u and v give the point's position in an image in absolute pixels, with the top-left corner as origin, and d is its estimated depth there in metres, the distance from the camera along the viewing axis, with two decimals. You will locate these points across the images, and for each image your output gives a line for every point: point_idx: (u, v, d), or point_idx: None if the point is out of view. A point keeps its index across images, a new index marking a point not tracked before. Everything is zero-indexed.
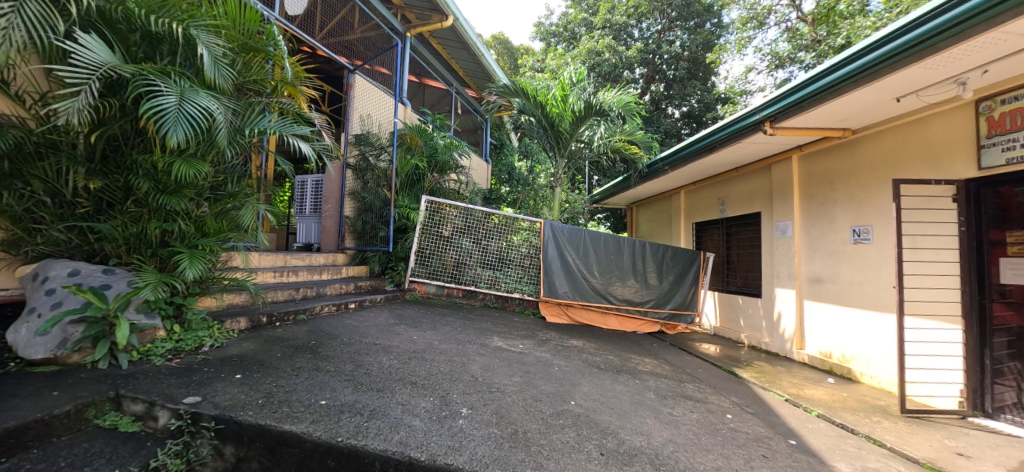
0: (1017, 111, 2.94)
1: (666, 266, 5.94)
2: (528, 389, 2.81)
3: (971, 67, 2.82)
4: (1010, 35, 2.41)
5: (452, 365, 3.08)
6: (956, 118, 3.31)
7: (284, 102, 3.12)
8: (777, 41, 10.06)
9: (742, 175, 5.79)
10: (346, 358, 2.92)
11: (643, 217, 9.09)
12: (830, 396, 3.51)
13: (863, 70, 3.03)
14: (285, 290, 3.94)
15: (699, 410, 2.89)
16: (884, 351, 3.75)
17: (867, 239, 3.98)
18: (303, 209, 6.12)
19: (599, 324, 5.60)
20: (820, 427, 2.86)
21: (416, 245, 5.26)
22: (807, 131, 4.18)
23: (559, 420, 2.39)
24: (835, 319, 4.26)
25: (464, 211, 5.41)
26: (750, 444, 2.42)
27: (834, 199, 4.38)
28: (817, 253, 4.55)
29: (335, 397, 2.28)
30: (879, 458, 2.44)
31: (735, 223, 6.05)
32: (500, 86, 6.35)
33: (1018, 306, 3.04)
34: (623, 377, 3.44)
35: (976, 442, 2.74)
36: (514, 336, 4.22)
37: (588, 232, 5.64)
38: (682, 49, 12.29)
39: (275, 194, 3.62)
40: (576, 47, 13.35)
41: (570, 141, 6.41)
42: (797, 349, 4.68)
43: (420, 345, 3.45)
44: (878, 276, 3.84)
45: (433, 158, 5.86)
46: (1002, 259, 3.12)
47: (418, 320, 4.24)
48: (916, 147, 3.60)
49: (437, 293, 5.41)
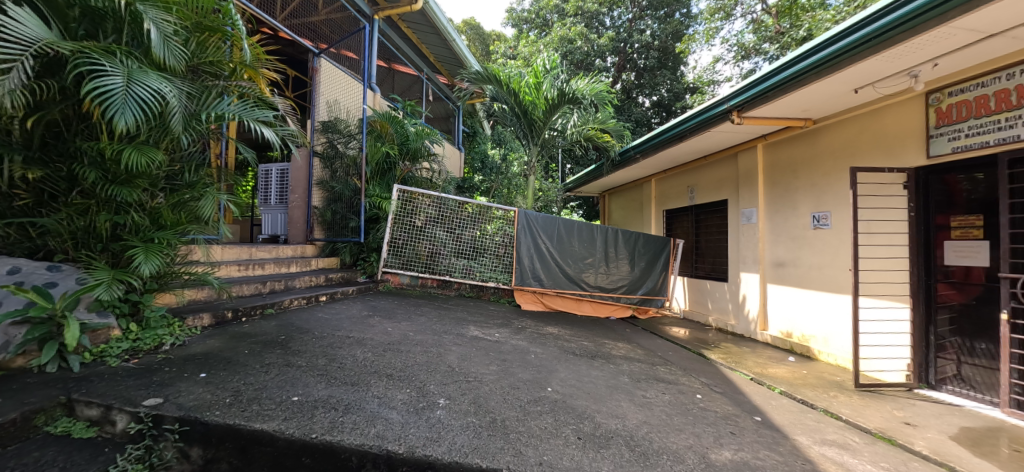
0: (963, 103, 3.10)
1: (638, 253, 6.03)
2: (506, 377, 2.82)
3: (923, 60, 2.96)
4: (959, 30, 2.53)
5: (429, 356, 3.04)
6: (907, 110, 3.48)
7: (244, 86, 2.95)
8: (743, 32, 10.33)
9: (711, 163, 5.93)
10: (319, 352, 2.84)
11: (615, 205, 9.25)
12: (791, 373, 3.70)
13: (825, 62, 3.14)
14: (251, 283, 3.80)
15: (671, 392, 2.98)
16: (840, 329, 3.97)
17: (826, 224, 4.16)
18: (268, 199, 5.90)
19: (573, 310, 5.68)
20: (783, 403, 3.00)
21: (389, 236, 5.13)
22: (771, 121, 4.32)
23: (537, 407, 2.40)
24: (796, 300, 4.46)
25: (438, 201, 5.32)
26: (719, 422, 2.52)
27: (796, 186, 4.55)
28: (780, 238, 4.73)
29: (308, 392, 2.21)
30: (836, 430, 2.59)
31: (703, 211, 6.22)
32: (472, 72, 6.19)
33: (960, 285, 3.27)
34: (598, 362, 3.50)
35: (922, 411, 2.94)
36: (490, 325, 4.21)
37: (561, 220, 5.70)
38: (653, 38, 12.41)
39: (238, 184, 3.43)
40: (548, 34, 13.25)
41: (542, 129, 6.34)
42: (760, 330, 4.91)
43: (396, 337, 3.39)
44: (836, 260, 4.04)
45: (405, 145, 5.67)
46: (946, 243, 3.34)
47: (392, 311, 4.17)
48: (871, 137, 3.77)
49: (411, 283, 5.31)
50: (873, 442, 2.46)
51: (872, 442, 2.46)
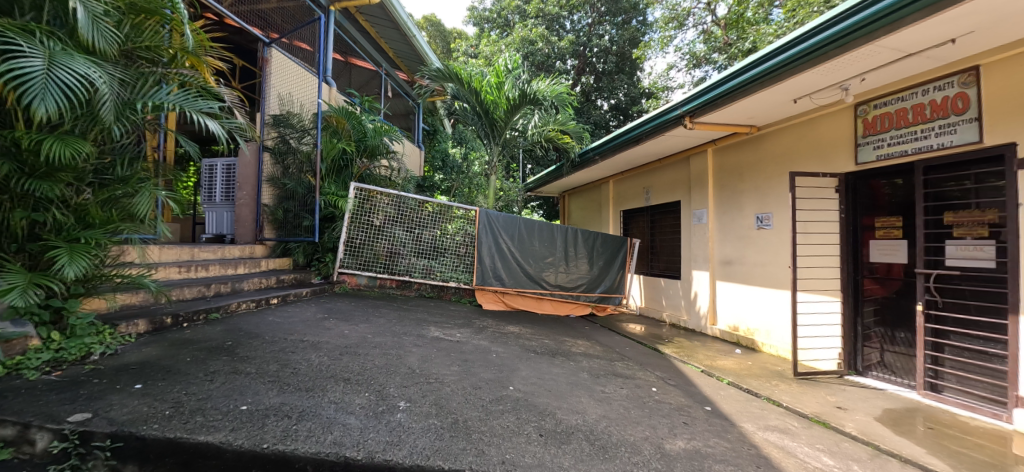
0: (886, 115, 3.40)
1: (597, 251, 6.17)
2: (468, 377, 2.81)
3: (853, 75, 3.23)
4: (884, 49, 2.77)
5: (388, 358, 2.97)
6: (838, 120, 3.78)
7: (186, 74, 2.75)
8: (694, 41, 10.85)
9: (665, 165, 6.19)
10: (270, 358, 2.70)
11: (575, 205, 9.44)
12: (738, 365, 3.92)
13: (768, 73, 3.36)
14: (193, 286, 3.56)
15: (629, 386, 3.08)
16: (779, 322, 4.26)
17: (768, 224, 4.44)
18: (212, 197, 5.53)
19: (534, 309, 5.75)
20: (731, 393, 3.18)
21: (346, 235, 4.96)
22: (720, 127, 4.57)
23: (498, 406, 2.41)
24: (742, 296, 4.74)
25: (398, 200, 5.19)
26: (673, 413, 2.64)
27: (742, 189, 4.83)
28: (728, 238, 5.01)
29: (259, 401, 2.10)
30: (778, 416, 2.78)
31: (658, 212, 6.48)
32: (432, 69, 6.11)
33: (883, 280, 3.60)
34: (559, 360, 3.56)
35: (852, 396, 3.22)
36: (452, 325, 4.18)
37: (522, 220, 5.74)
38: (611, 43, 12.77)
39: (179, 180, 3.19)
40: (509, 35, 13.31)
41: (504, 129, 6.36)
42: (710, 324, 5.18)
43: (353, 339, 3.29)
44: (776, 258, 4.32)
45: (362, 142, 5.49)
46: (871, 241, 3.69)
47: (350, 313, 4.04)
48: (808, 144, 4.07)
49: (369, 284, 5.17)
50: (810, 426, 2.66)
51: (809, 426, 2.66)
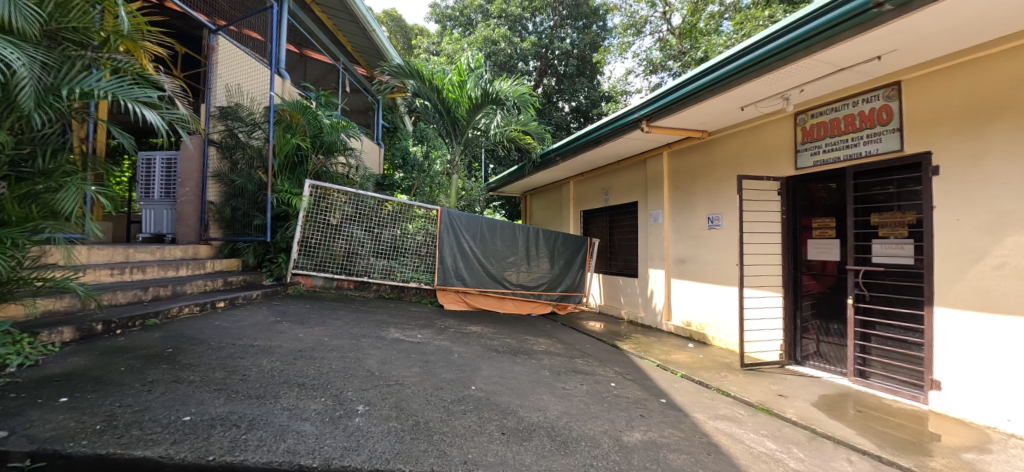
0: (822, 124, 3.68)
1: (558, 251, 6.25)
2: (429, 378, 2.78)
3: (793, 86, 3.47)
4: (819, 63, 3.00)
5: (346, 361, 2.88)
6: (780, 127, 4.06)
7: (120, 59, 2.52)
8: (651, 48, 11.27)
9: (623, 167, 6.39)
10: (216, 365, 2.54)
11: (537, 205, 9.55)
12: (690, 358, 4.12)
13: (718, 82, 3.55)
14: (129, 290, 3.29)
15: (588, 382, 3.16)
16: (727, 317, 4.51)
17: (718, 225, 4.70)
18: (150, 193, 5.13)
19: (496, 308, 5.78)
20: (684, 385, 3.34)
21: (300, 235, 4.77)
22: (674, 132, 4.77)
23: (460, 406, 2.40)
24: (694, 293, 4.99)
25: (356, 198, 5.03)
26: (630, 407, 2.73)
27: (695, 191, 5.08)
28: (682, 237, 5.25)
29: (204, 410, 1.97)
30: (727, 406, 2.95)
31: (617, 212, 6.68)
32: (393, 65, 5.99)
33: (819, 276, 3.90)
34: (520, 358, 3.60)
35: (792, 384, 3.46)
36: (413, 326, 4.11)
37: (484, 220, 5.75)
38: (572, 46, 13.01)
39: (111, 174, 2.93)
40: (472, 34, 13.25)
41: (466, 128, 6.33)
42: (665, 321, 5.40)
43: (308, 343, 3.16)
44: (725, 256, 4.58)
45: (318, 139, 5.26)
46: (809, 241, 3.98)
47: (304, 315, 3.88)
48: (754, 149, 4.33)
49: (325, 286, 5.00)
50: (754, 413, 2.84)
51: (754, 414, 2.84)
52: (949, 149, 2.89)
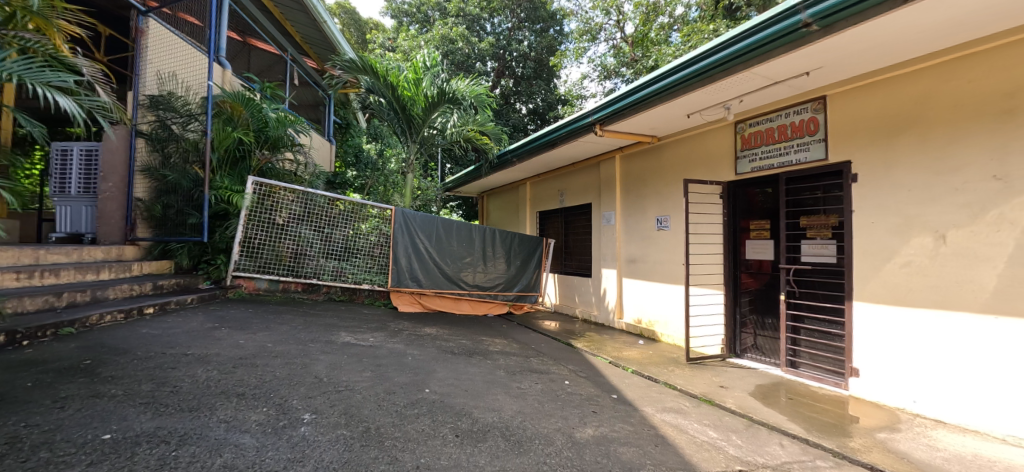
0: (758, 133, 3.98)
1: (515, 251, 6.28)
2: (381, 383, 2.70)
3: (733, 96, 3.71)
4: (756, 76, 3.24)
5: (291, 368, 2.75)
6: (722, 135, 4.33)
7: (28, 38, 2.28)
8: (606, 55, 11.63)
9: (578, 170, 6.56)
10: (143, 376, 2.33)
11: (494, 205, 9.58)
12: (640, 354, 4.30)
13: (666, 90, 3.73)
14: (39, 296, 2.94)
15: (543, 381, 3.21)
16: (674, 314, 4.75)
17: (666, 226, 4.93)
18: (64, 188, 4.61)
19: (452, 309, 5.74)
20: (633, 380, 3.48)
21: (242, 234, 4.46)
22: (626, 136, 4.97)
23: (413, 410, 2.35)
24: (644, 291, 5.21)
25: (304, 197, 4.80)
26: (583, 403, 2.81)
27: (645, 194, 5.30)
28: (633, 238, 5.46)
29: (127, 427, 1.80)
30: (673, 398, 3.10)
31: (572, 213, 6.84)
32: (346, 59, 5.72)
33: (756, 274, 4.21)
34: (476, 359, 3.59)
35: (732, 376, 3.70)
36: (365, 330, 3.99)
37: (441, 220, 5.69)
38: (530, 49, 13.16)
39: (16, 166, 2.61)
40: (429, 31, 13.08)
41: (422, 127, 6.23)
42: (617, 318, 5.59)
43: (250, 350, 2.98)
44: (673, 256, 4.81)
45: (263, 133, 4.98)
46: (747, 241, 4.28)
47: (246, 321, 3.65)
48: (698, 155, 4.60)
49: (270, 289, 4.78)
50: (698, 405, 3.01)
51: (697, 405, 3.01)
52: (865, 159, 3.21)
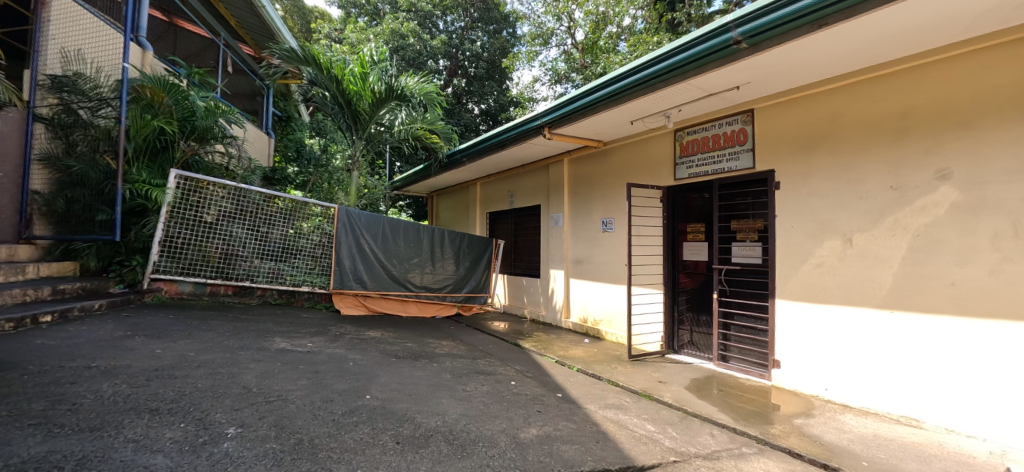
0: (694, 141, 4.22)
1: (465, 252, 6.23)
2: (317, 391, 2.57)
3: (673, 105, 3.91)
4: (692, 88, 3.44)
5: (216, 379, 2.54)
6: (662, 142, 4.56)
7: None
8: (557, 60, 11.88)
9: (528, 172, 6.63)
10: (34, 394, 2.05)
11: (444, 205, 9.46)
12: (586, 353, 4.42)
13: (610, 97, 3.86)
14: None
15: (489, 382, 3.20)
16: (617, 312, 4.95)
17: (611, 228, 5.11)
18: None
19: (398, 311, 5.61)
20: (578, 379, 3.57)
21: (162, 233, 4.05)
22: (574, 140, 5.09)
23: (352, 418, 2.26)
24: (589, 291, 5.37)
25: (237, 192, 4.47)
26: (528, 403, 2.83)
27: (591, 196, 5.46)
28: (580, 239, 5.61)
29: (10, 453, 1.57)
30: (615, 395, 3.21)
31: (522, 215, 6.91)
32: (284, 47, 5.43)
33: (693, 274, 4.46)
34: (421, 362, 3.51)
35: (670, 371, 3.90)
36: (303, 335, 3.78)
37: (387, 220, 5.53)
38: (482, 50, 13.16)
39: None
40: (378, 25, 12.69)
41: (368, 123, 6.02)
42: (564, 318, 5.71)
43: (168, 360, 2.71)
44: (617, 257, 5.00)
45: (188, 122, 4.56)
46: (685, 243, 4.52)
47: (166, 328, 3.33)
48: (641, 161, 4.80)
49: (196, 293, 4.40)
50: (637, 400, 3.14)
51: (637, 400, 3.14)
52: (786, 168, 3.50)
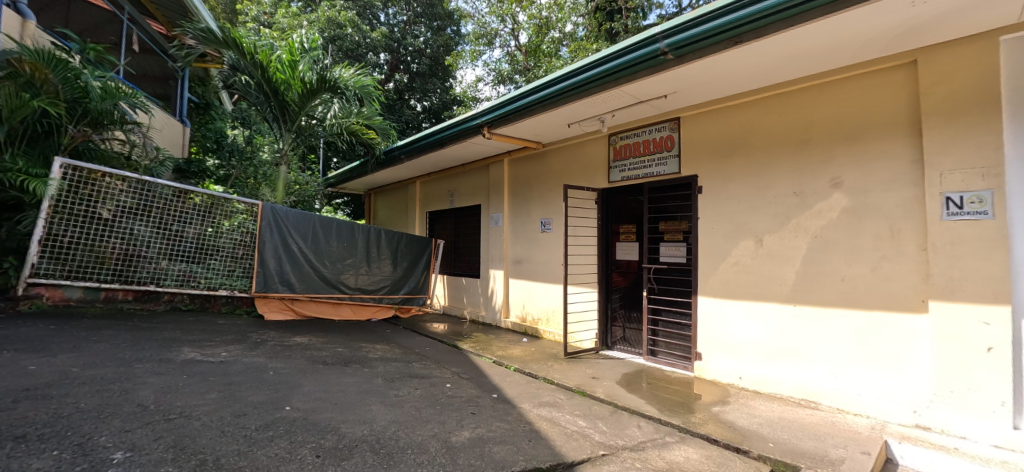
0: (626, 146, 4.42)
1: (404, 252, 6.08)
2: (229, 405, 2.36)
3: (607, 110, 4.05)
4: (624, 94, 3.58)
5: (105, 397, 2.25)
6: (597, 146, 4.72)
7: None
8: (501, 60, 11.97)
9: (468, 171, 6.59)
10: None
11: (383, 204, 9.14)
12: (524, 352, 4.47)
13: (548, 99, 3.91)
14: None
15: (422, 386, 3.13)
16: (553, 311, 5.07)
17: (549, 228, 5.22)
18: None
19: (330, 315, 5.36)
20: (514, 378, 3.60)
21: (43, 231, 3.49)
22: (514, 141, 5.14)
23: (268, 432, 2.10)
24: (528, 291, 5.45)
25: (141, 186, 4.01)
26: (462, 406, 2.81)
27: (530, 197, 5.54)
28: (518, 240, 5.68)
29: None
30: (548, 393, 3.28)
31: (463, 214, 6.86)
32: (198, 26, 4.96)
33: (625, 273, 4.66)
34: (350, 368, 3.36)
35: (604, 367, 4.05)
36: (217, 343, 3.48)
37: (319, 218, 5.24)
38: (426, 45, 12.92)
39: None
40: (313, 12, 11.99)
41: (298, 115, 5.66)
42: (504, 318, 5.75)
43: (44, 378, 2.36)
44: (554, 257, 5.10)
45: (78, 105, 4.02)
46: (618, 243, 4.71)
47: (45, 340, 2.90)
48: (577, 163, 4.94)
49: (87, 299, 3.96)
50: (570, 397, 3.22)
51: (570, 397, 3.23)
52: (708, 174, 3.76)
